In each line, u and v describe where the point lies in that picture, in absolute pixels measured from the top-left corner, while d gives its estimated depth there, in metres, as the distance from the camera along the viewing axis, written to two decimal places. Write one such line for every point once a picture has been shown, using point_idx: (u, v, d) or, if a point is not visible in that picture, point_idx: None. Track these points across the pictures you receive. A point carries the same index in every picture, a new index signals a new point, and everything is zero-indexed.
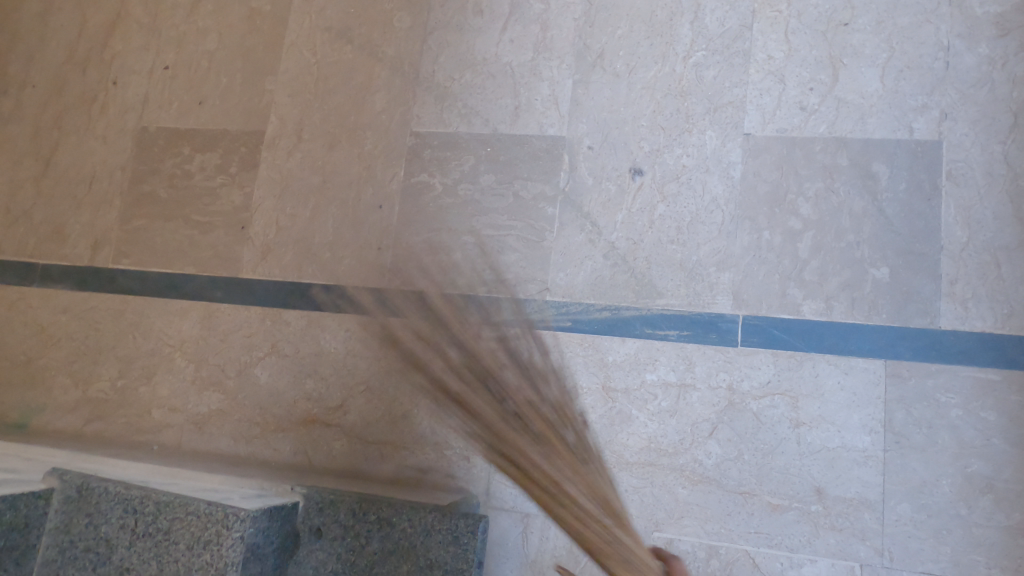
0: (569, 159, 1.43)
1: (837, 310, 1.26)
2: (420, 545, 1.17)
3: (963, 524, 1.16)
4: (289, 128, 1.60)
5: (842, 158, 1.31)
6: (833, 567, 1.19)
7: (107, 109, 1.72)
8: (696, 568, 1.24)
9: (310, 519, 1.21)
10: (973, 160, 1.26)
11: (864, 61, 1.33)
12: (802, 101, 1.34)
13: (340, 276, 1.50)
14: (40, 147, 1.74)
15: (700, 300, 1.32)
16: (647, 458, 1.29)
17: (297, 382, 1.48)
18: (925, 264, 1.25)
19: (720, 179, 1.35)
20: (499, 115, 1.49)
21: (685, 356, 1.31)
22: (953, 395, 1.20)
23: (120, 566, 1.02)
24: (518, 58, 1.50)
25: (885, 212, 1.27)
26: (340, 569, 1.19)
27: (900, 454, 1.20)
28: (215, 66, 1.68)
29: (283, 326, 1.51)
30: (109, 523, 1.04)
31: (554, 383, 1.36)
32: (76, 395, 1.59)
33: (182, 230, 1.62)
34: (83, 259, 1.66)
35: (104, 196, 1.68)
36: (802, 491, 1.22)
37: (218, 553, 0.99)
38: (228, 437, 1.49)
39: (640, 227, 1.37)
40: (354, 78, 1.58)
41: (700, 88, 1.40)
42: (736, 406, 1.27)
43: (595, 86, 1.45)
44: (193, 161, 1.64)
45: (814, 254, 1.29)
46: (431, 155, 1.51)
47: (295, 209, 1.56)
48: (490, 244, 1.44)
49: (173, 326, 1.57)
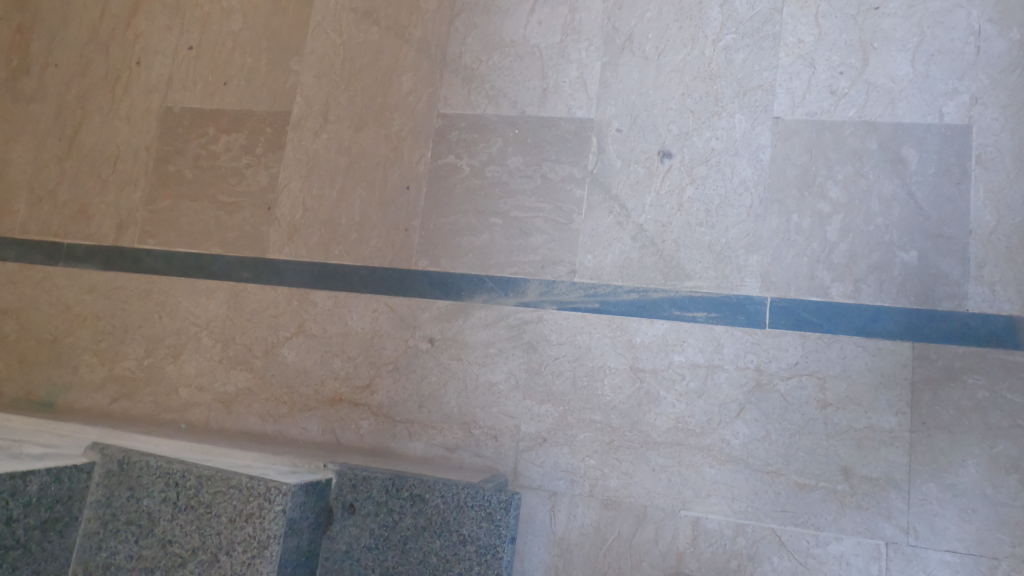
0: (597, 142, 1.44)
1: (865, 293, 1.28)
2: (453, 521, 1.18)
3: (989, 504, 1.18)
4: (316, 109, 1.60)
5: (872, 142, 1.32)
6: (859, 545, 1.21)
7: (131, 89, 1.72)
8: (722, 545, 1.25)
9: (343, 495, 1.22)
10: (1003, 145, 1.27)
11: (895, 45, 1.34)
12: (832, 85, 1.35)
13: (368, 257, 1.51)
14: (64, 126, 1.74)
15: (729, 282, 1.33)
16: (675, 438, 1.30)
17: (325, 362, 1.49)
18: (954, 247, 1.26)
19: (748, 162, 1.36)
20: (527, 98, 1.49)
21: (713, 338, 1.32)
22: (980, 377, 1.21)
23: (163, 538, 1.03)
24: (546, 40, 1.50)
25: (914, 195, 1.28)
26: (374, 544, 1.20)
27: (926, 434, 1.22)
28: (240, 47, 1.68)
29: (310, 306, 1.52)
30: (150, 497, 1.05)
31: (582, 363, 1.37)
32: (103, 373, 1.60)
33: (208, 210, 1.62)
34: (108, 238, 1.67)
35: (129, 176, 1.68)
36: (829, 471, 1.24)
37: (261, 526, 0.99)
38: (256, 416, 1.50)
39: (669, 209, 1.38)
40: (381, 60, 1.58)
41: (730, 71, 1.40)
42: (763, 387, 1.28)
43: (624, 69, 1.45)
44: (219, 141, 1.65)
45: (843, 237, 1.30)
46: (458, 136, 1.51)
47: (322, 190, 1.56)
48: (518, 226, 1.45)
49: (200, 306, 1.58)
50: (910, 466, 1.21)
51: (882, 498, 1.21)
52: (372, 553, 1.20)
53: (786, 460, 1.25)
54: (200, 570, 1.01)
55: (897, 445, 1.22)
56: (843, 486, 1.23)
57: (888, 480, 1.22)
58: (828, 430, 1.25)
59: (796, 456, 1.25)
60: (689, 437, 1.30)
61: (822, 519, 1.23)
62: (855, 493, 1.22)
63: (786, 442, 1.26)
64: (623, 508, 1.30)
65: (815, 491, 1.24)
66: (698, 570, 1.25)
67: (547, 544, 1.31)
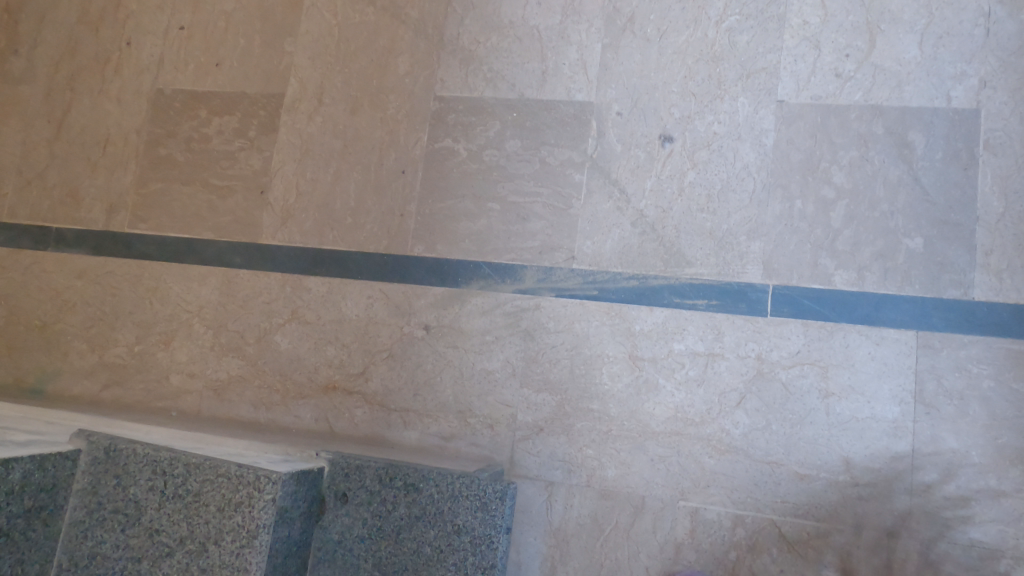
0: (597, 125, 1.41)
1: (869, 281, 1.25)
2: (448, 510, 1.16)
3: (993, 495, 1.16)
4: (309, 91, 1.57)
5: (878, 126, 1.29)
6: (860, 537, 1.19)
7: (121, 70, 1.69)
8: (721, 536, 1.23)
9: (335, 484, 1.20)
10: (1012, 129, 1.24)
11: (903, 27, 1.30)
12: (838, 68, 1.32)
13: (362, 243, 1.48)
14: (53, 108, 1.71)
15: (730, 269, 1.31)
16: (674, 428, 1.28)
17: (318, 349, 1.47)
18: (961, 234, 1.23)
19: (751, 146, 1.33)
20: (526, 80, 1.46)
21: (714, 326, 1.29)
22: (985, 366, 1.19)
23: (149, 528, 1.01)
24: (545, 21, 1.47)
25: (920, 181, 1.26)
26: (367, 534, 1.18)
27: (930, 424, 1.19)
28: (233, 27, 1.64)
29: (304, 292, 1.49)
30: (137, 485, 1.03)
31: (580, 351, 1.34)
32: (93, 360, 1.58)
33: (200, 194, 1.59)
34: (98, 223, 1.64)
35: (120, 159, 1.65)
36: (830, 461, 1.22)
37: (250, 515, 0.97)
38: (248, 404, 1.48)
39: (670, 194, 1.35)
40: (377, 41, 1.55)
41: (733, 53, 1.37)
42: (765, 375, 1.26)
43: (625, 51, 1.42)
44: (211, 124, 1.61)
45: (847, 224, 1.27)
46: (455, 119, 1.48)
47: (316, 174, 1.53)
48: (515, 211, 1.42)
49: (192, 292, 1.55)
50: (911, 456, 1.19)
51: (882, 488, 1.19)
52: (365, 543, 1.18)
53: (786, 451, 1.23)
54: (188, 559, 0.99)
55: (899, 435, 1.20)
56: (843, 477, 1.21)
57: (889, 471, 1.20)
58: (830, 419, 1.23)
59: (796, 446, 1.23)
60: (687, 426, 1.28)
61: (822, 510, 1.21)
62: (855, 483, 1.20)
63: (785, 432, 1.24)
64: (620, 498, 1.28)
65: (815, 481, 1.22)
66: (696, 561, 1.23)
67: (543, 534, 1.29)
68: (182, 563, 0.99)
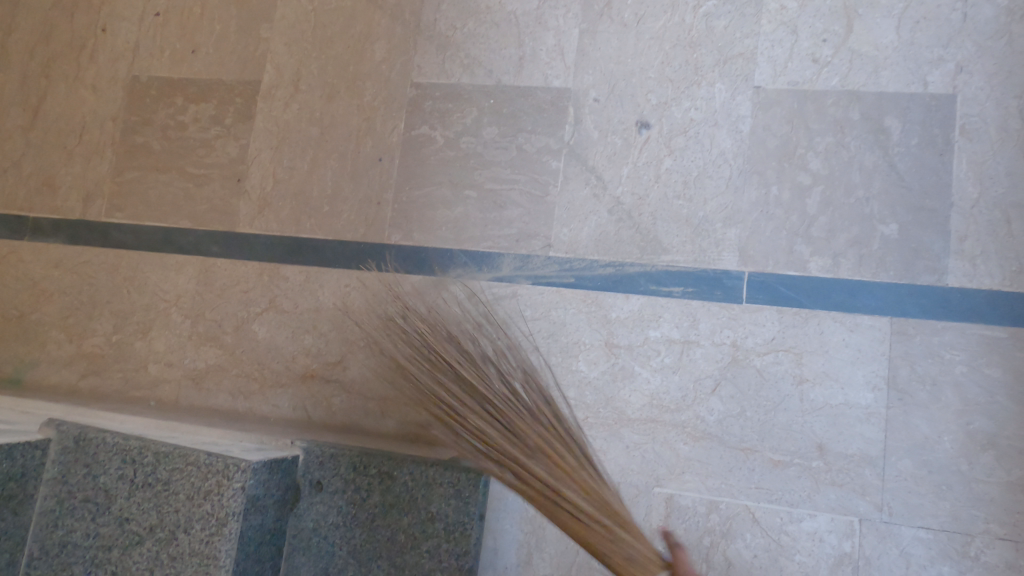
0: (574, 112, 1.40)
1: (844, 268, 1.25)
2: (422, 498, 1.16)
3: (964, 480, 1.16)
4: (286, 78, 1.55)
5: (854, 112, 1.28)
6: (832, 522, 1.19)
7: (97, 57, 1.67)
8: (695, 523, 1.24)
9: (310, 473, 1.20)
10: (988, 115, 1.23)
11: (880, 11, 1.29)
12: (815, 53, 1.31)
13: (340, 231, 1.48)
14: (28, 96, 1.69)
15: (706, 256, 1.30)
16: (649, 415, 1.28)
17: (296, 337, 1.46)
18: (935, 220, 1.23)
19: (728, 132, 1.33)
20: (503, 66, 1.45)
21: (690, 313, 1.29)
22: (958, 352, 1.19)
23: (119, 516, 1.01)
24: (522, 6, 1.46)
25: (896, 167, 1.25)
26: (341, 521, 1.18)
27: (902, 410, 1.20)
28: (208, 14, 1.62)
29: (281, 281, 1.48)
30: (107, 474, 1.02)
31: (556, 339, 1.34)
32: (71, 350, 1.57)
33: (176, 183, 1.58)
34: (75, 212, 1.62)
35: (96, 148, 1.64)
36: (804, 448, 1.22)
37: (219, 503, 0.97)
38: (227, 393, 1.48)
39: (646, 181, 1.35)
40: (354, 27, 1.53)
41: (710, 39, 1.36)
42: (739, 362, 1.26)
43: (602, 36, 1.41)
44: (188, 112, 1.60)
45: (823, 210, 1.27)
46: (432, 106, 1.47)
47: (293, 162, 1.52)
48: (492, 199, 1.41)
49: (169, 281, 1.55)
50: (884, 443, 1.19)
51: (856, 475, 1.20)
52: (340, 531, 1.18)
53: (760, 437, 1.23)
54: (158, 548, 0.99)
55: (874, 422, 1.20)
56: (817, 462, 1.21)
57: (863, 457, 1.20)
58: (803, 406, 1.23)
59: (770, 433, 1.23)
60: (662, 414, 1.28)
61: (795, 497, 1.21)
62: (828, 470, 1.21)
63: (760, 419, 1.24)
64: None
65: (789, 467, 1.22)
66: (671, 548, 1.24)
67: (519, 521, 1.30)
68: (152, 552, 0.99)
